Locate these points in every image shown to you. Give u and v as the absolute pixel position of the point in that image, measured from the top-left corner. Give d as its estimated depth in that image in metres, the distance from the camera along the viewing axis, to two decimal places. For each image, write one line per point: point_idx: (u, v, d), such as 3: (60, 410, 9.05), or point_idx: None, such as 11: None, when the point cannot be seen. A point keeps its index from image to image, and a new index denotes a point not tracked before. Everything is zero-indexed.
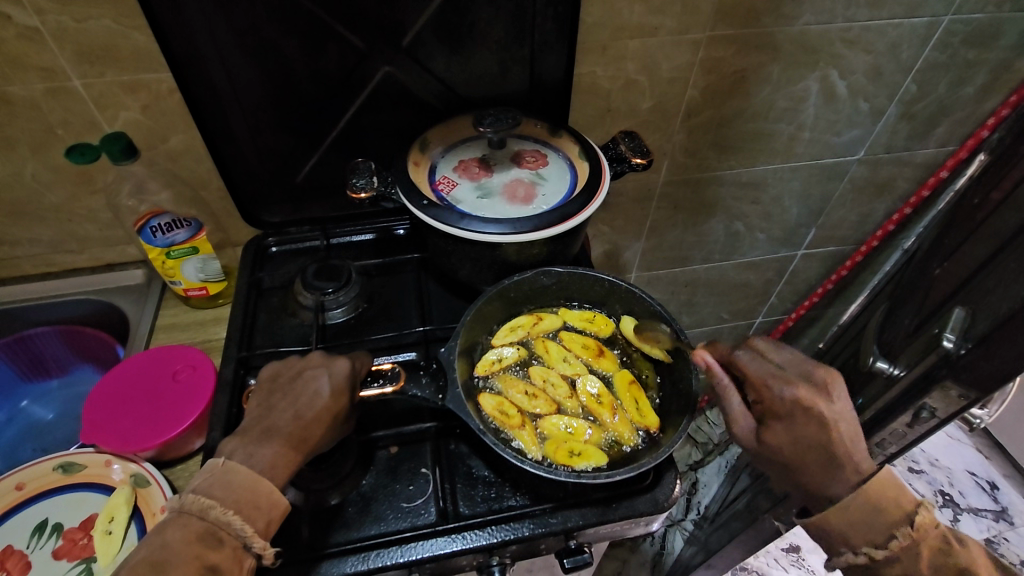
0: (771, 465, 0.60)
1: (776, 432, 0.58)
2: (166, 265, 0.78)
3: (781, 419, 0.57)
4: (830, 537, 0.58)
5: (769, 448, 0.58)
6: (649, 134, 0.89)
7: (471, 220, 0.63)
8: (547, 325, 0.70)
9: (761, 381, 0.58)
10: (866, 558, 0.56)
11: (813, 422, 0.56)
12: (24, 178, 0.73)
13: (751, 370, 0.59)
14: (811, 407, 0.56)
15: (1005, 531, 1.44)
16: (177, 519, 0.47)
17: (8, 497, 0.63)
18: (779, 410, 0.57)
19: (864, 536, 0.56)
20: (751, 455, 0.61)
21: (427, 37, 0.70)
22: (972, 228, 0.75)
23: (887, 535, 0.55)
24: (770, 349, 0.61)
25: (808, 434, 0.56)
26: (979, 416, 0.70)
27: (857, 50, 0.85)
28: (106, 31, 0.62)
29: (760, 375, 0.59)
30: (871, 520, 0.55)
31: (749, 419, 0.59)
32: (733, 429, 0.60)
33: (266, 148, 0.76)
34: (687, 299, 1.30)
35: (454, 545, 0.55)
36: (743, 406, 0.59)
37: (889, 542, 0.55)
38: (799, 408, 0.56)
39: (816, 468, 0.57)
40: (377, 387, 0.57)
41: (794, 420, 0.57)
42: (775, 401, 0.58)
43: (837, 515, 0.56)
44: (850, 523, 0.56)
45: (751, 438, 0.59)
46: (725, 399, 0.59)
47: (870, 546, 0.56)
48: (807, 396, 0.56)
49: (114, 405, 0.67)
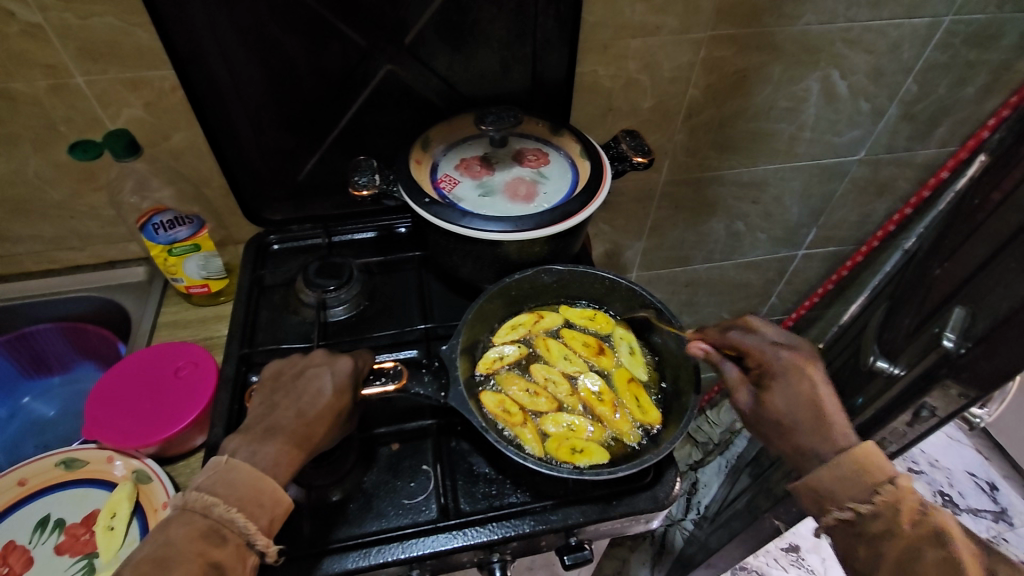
0: (767, 432, 0.60)
1: (774, 393, 0.59)
2: (168, 262, 0.78)
3: (777, 379, 0.59)
4: (817, 497, 0.57)
5: (768, 411, 0.59)
6: (649, 133, 0.90)
7: (473, 218, 0.63)
8: (547, 323, 0.70)
9: (756, 350, 0.60)
10: (851, 513, 0.55)
11: (806, 380, 0.58)
12: (26, 175, 0.73)
13: (746, 343, 0.61)
14: (803, 368, 0.59)
15: (1005, 532, 1.44)
16: (180, 517, 0.47)
17: (10, 493, 0.63)
18: (774, 370, 0.59)
19: (848, 492, 0.55)
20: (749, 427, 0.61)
21: (429, 36, 0.70)
22: (972, 227, 0.75)
23: (870, 491, 0.54)
24: (761, 324, 0.63)
25: (804, 392, 0.58)
26: (979, 415, 0.71)
27: (858, 50, 0.85)
28: (110, 28, 0.63)
29: (755, 344, 0.61)
30: (857, 478, 0.55)
31: (747, 386, 0.60)
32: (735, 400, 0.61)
33: (269, 146, 0.77)
34: (687, 299, 1.30)
35: (456, 542, 0.55)
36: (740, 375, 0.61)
37: (874, 497, 0.54)
38: (793, 367, 0.59)
39: (813, 429, 0.57)
40: (379, 385, 0.57)
41: (791, 379, 0.58)
42: (770, 362, 0.60)
43: (828, 474, 0.55)
44: (836, 480, 0.55)
45: (751, 405, 0.60)
46: (723, 369, 0.61)
47: (854, 501, 0.55)
48: (799, 358, 0.59)
49: (116, 403, 0.67)
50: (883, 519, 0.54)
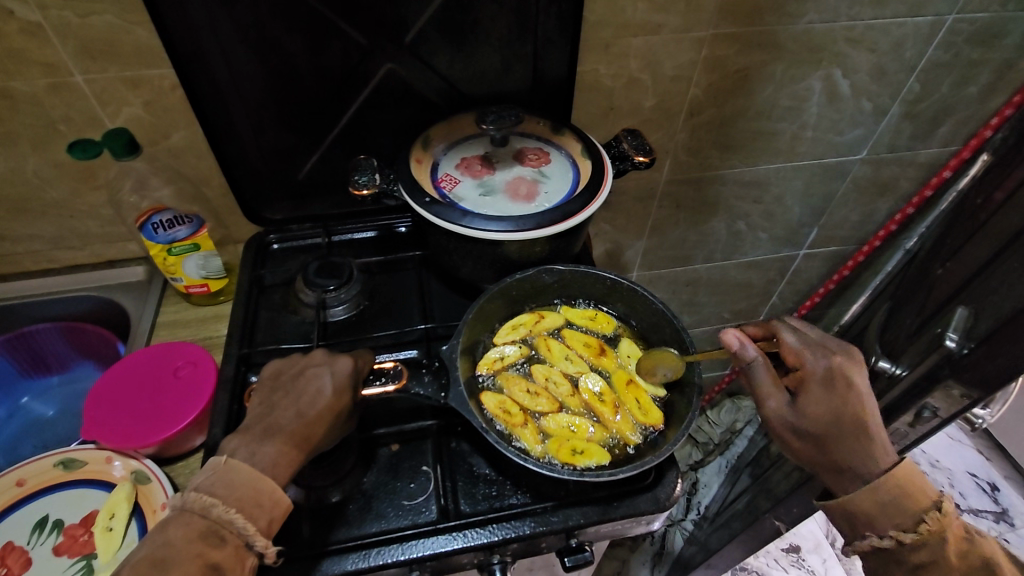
0: (798, 441, 0.59)
1: (813, 400, 0.58)
2: (167, 261, 0.78)
3: (819, 386, 0.58)
4: (857, 521, 0.59)
5: (803, 419, 0.58)
6: (651, 133, 0.89)
7: (474, 217, 0.63)
8: (549, 323, 0.69)
9: (800, 351, 0.60)
10: (891, 542, 0.57)
11: (850, 388, 0.58)
12: (25, 173, 0.73)
13: (790, 342, 0.61)
14: (849, 375, 0.58)
15: (1006, 532, 1.43)
16: (179, 517, 0.47)
17: (9, 493, 0.63)
18: (816, 377, 0.59)
19: (891, 520, 0.57)
20: (776, 435, 0.60)
21: (429, 34, 0.70)
22: (975, 227, 0.74)
23: (915, 520, 0.56)
24: (804, 326, 0.63)
25: (845, 402, 0.57)
26: (981, 416, 0.70)
27: (861, 49, 0.85)
28: (109, 26, 0.62)
29: (801, 346, 0.61)
30: (900, 505, 0.56)
31: (781, 394, 0.59)
32: (767, 404, 0.58)
33: (269, 145, 0.76)
34: (688, 299, 1.30)
35: (455, 543, 0.55)
36: (774, 381, 0.59)
37: (919, 526, 0.56)
38: (837, 375, 0.58)
39: (850, 441, 0.57)
40: (380, 385, 0.58)
41: (833, 388, 0.58)
42: (815, 367, 0.59)
43: (868, 497, 0.57)
44: (877, 505, 0.57)
45: (785, 413, 0.58)
46: (753, 371, 0.59)
47: (897, 530, 0.57)
48: (845, 365, 0.59)
49: (114, 403, 0.67)
50: (927, 548, 0.56)
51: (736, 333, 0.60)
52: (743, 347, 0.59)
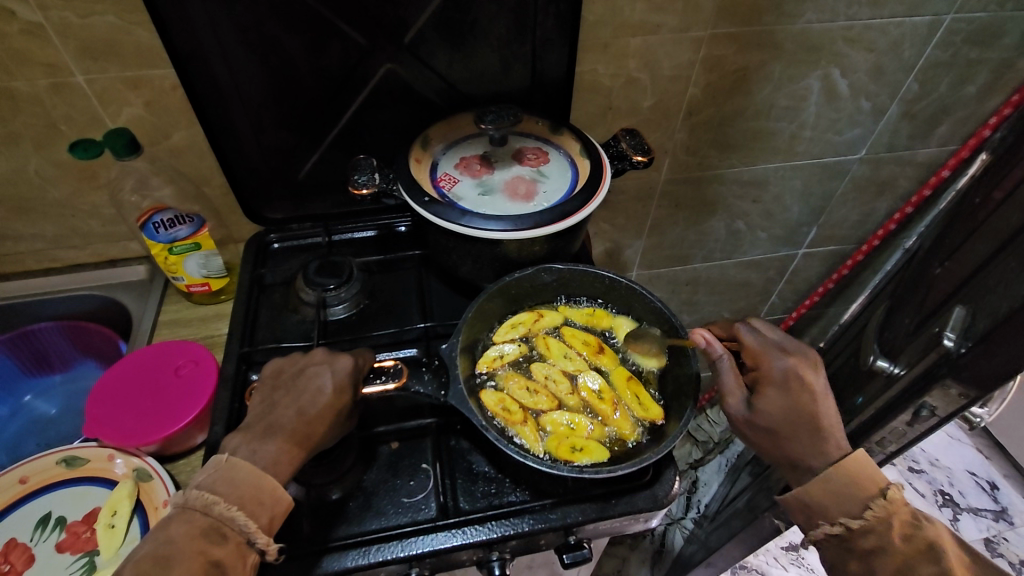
0: (756, 437, 0.62)
1: (769, 400, 0.60)
2: (168, 261, 0.78)
3: (773, 387, 0.61)
4: (809, 511, 0.60)
5: (759, 416, 0.60)
6: (649, 132, 0.89)
7: (473, 216, 0.63)
8: (547, 322, 0.70)
9: (759, 352, 0.63)
10: (841, 528, 0.57)
11: (804, 389, 0.59)
12: (27, 173, 0.74)
13: (749, 343, 0.64)
14: (802, 377, 0.60)
15: (1005, 531, 1.44)
16: (181, 516, 0.47)
17: (11, 491, 0.63)
18: (773, 378, 0.61)
19: (841, 506, 0.57)
20: (738, 430, 0.63)
21: (428, 35, 0.70)
22: (972, 227, 0.75)
23: (862, 506, 0.56)
24: (766, 327, 0.66)
25: (799, 402, 0.59)
26: (979, 415, 0.71)
27: (859, 49, 0.85)
28: (110, 27, 0.63)
29: (760, 347, 0.63)
30: (849, 492, 0.57)
31: (740, 391, 0.62)
32: (726, 401, 0.63)
33: (269, 145, 0.77)
34: (688, 298, 1.30)
35: (455, 540, 0.55)
36: (735, 380, 0.63)
37: (865, 512, 0.56)
38: (791, 376, 0.60)
39: (803, 438, 0.59)
40: (380, 383, 0.58)
41: (788, 388, 0.60)
42: (771, 369, 0.61)
43: (817, 486, 0.58)
44: (826, 493, 0.58)
45: (743, 410, 0.62)
46: (717, 368, 0.63)
47: (846, 517, 0.57)
48: (800, 366, 0.60)
49: (116, 401, 0.67)
50: (875, 534, 0.56)
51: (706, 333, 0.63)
52: (710, 345, 0.63)
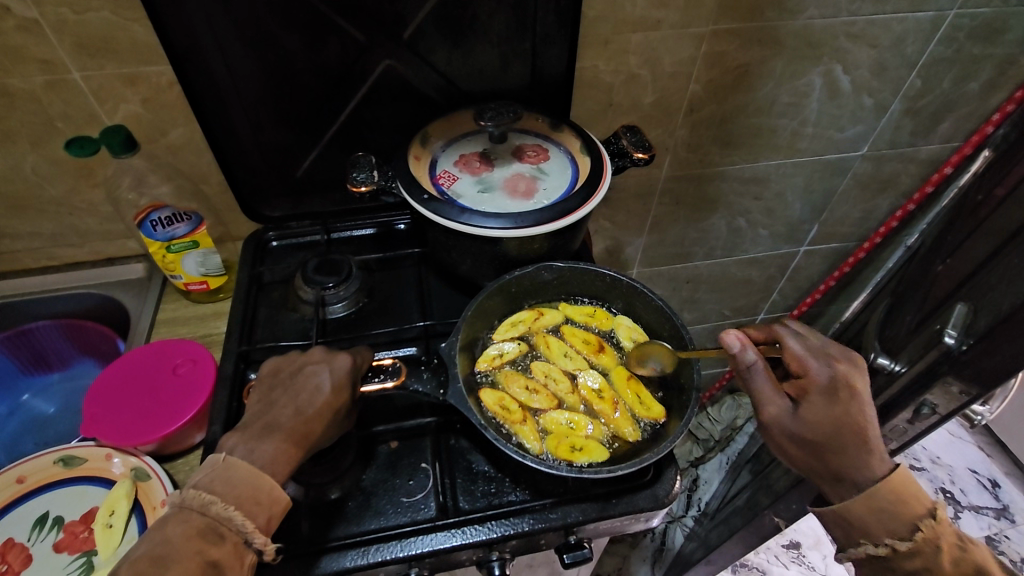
0: (795, 447, 0.59)
1: (814, 409, 0.57)
2: (166, 259, 0.78)
3: (819, 395, 0.57)
4: (851, 528, 0.59)
5: (802, 425, 0.57)
6: (650, 128, 0.89)
7: (472, 214, 0.63)
8: (548, 321, 0.70)
9: (802, 357, 0.59)
10: (885, 549, 0.58)
11: (852, 398, 0.57)
12: (23, 171, 0.73)
13: (791, 347, 0.60)
14: (851, 385, 0.57)
15: (1006, 529, 1.43)
16: (178, 515, 0.47)
17: (9, 490, 0.63)
18: (818, 385, 0.58)
19: (888, 527, 0.57)
20: (774, 440, 0.59)
21: (427, 30, 0.69)
22: (975, 224, 0.74)
23: (910, 527, 0.57)
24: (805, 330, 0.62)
25: (846, 411, 0.56)
26: (980, 412, 0.71)
27: (862, 44, 0.85)
28: (106, 23, 0.62)
29: (803, 351, 0.60)
30: (895, 512, 0.57)
31: (781, 399, 0.58)
32: (765, 410, 0.58)
33: (268, 144, 0.76)
34: (689, 295, 1.30)
35: (454, 540, 0.55)
36: (774, 386, 0.58)
37: (914, 533, 0.57)
38: (838, 383, 0.57)
39: (849, 451, 0.57)
40: (378, 382, 0.58)
41: (834, 396, 0.57)
42: (816, 375, 0.58)
43: (863, 504, 0.58)
44: (871, 512, 0.58)
45: (783, 419, 0.57)
46: (751, 375, 0.58)
47: (892, 538, 0.57)
48: (847, 372, 0.58)
49: (114, 399, 0.67)
50: (921, 556, 0.57)
51: (737, 336, 0.58)
52: (743, 350, 0.57)
